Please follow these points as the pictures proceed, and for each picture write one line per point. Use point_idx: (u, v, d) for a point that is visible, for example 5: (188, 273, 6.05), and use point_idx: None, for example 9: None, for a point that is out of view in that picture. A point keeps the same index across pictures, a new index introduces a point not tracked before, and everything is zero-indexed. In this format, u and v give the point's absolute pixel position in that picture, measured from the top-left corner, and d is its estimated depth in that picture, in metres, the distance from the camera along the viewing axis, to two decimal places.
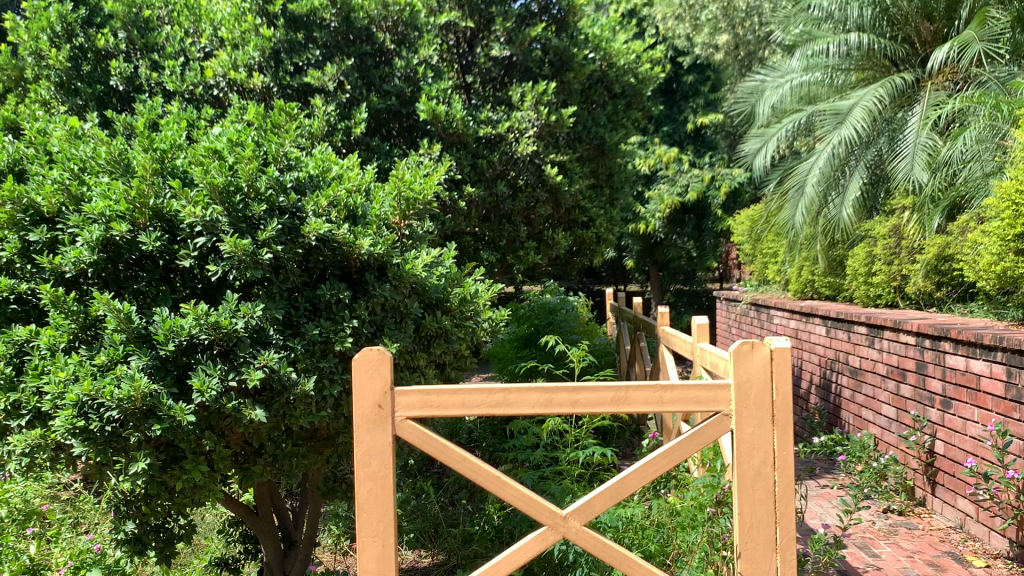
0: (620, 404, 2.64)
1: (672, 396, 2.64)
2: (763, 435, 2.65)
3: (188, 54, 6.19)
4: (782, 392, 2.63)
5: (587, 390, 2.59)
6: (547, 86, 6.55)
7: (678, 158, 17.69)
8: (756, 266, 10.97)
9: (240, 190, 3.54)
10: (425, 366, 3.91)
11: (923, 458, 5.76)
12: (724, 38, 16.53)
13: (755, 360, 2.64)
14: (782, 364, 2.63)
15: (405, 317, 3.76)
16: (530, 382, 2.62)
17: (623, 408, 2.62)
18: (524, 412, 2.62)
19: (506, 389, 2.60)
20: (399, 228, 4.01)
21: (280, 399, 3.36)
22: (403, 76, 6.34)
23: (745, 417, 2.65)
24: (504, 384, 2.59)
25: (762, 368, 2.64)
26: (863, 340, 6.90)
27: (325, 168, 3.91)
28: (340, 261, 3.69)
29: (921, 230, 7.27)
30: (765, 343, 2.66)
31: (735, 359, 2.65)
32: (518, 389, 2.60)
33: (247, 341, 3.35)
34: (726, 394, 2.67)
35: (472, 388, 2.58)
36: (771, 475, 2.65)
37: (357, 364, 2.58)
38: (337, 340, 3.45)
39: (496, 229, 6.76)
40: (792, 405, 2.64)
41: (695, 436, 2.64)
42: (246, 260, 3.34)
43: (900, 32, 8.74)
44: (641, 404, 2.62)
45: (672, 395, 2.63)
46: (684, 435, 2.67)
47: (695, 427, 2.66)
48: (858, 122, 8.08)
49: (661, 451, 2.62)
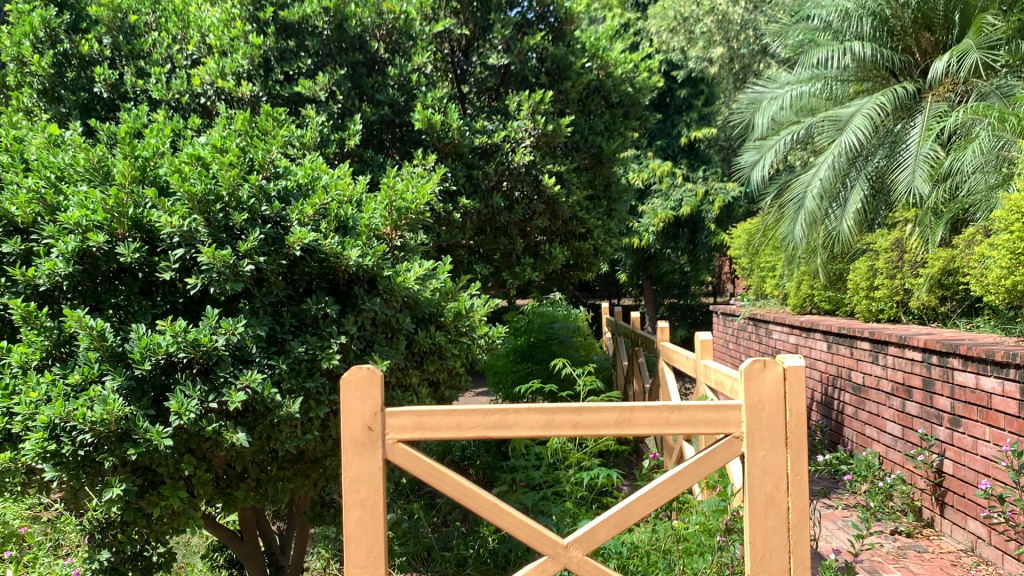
0: (624, 426, 2.46)
1: (680, 417, 2.46)
2: (776, 458, 2.47)
3: (175, 61, 5.94)
4: (798, 414, 2.47)
5: (590, 411, 2.41)
6: (544, 94, 6.39)
7: (672, 171, 17.45)
8: (754, 280, 10.78)
9: (220, 200, 3.37)
10: (418, 384, 3.73)
11: (931, 478, 5.59)
12: (719, 51, 16.49)
13: (768, 379, 2.47)
14: (796, 384, 2.45)
15: (396, 333, 3.58)
16: (528, 401, 2.44)
17: (627, 430, 2.44)
18: (523, 434, 2.44)
19: (503, 410, 2.42)
20: (390, 240, 3.83)
21: (264, 421, 3.18)
22: (397, 84, 6.16)
23: (757, 440, 2.47)
24: (499, 406, 2.41)
25: (776, 390, 2.47)
26: (866, 356, 6.74)
27: (313, 175, 3.72)
28: (327, 273, 3.50)
29: (923, 244, 7.11)
30: (777, 361, 2.48)
31: (746, 378, 2.48)
32: (515, 410, 2.42)
33: (229, 360, 3.17)
34: (736, 416, 2.49)
35: (466, 409, 2.40)
36: (784, 501, 2.47)
37: (345, 384, 2.41)
38: (324, 357, 3.27)
39: (492, 242, 6.58)
40: (808, 426, 2.47)
41: (704, 461, 2.46)
42: (225, 273, 3.17)
43: (900, 43, 8.64)
44: (646, 426, 2.44)
45: (679, 416, 2.45)
46: (690, 458, 2.50)
47: (703, 450, 2.48)
48: (855, 132, 7.91)
49: (668, 475, 2.44)
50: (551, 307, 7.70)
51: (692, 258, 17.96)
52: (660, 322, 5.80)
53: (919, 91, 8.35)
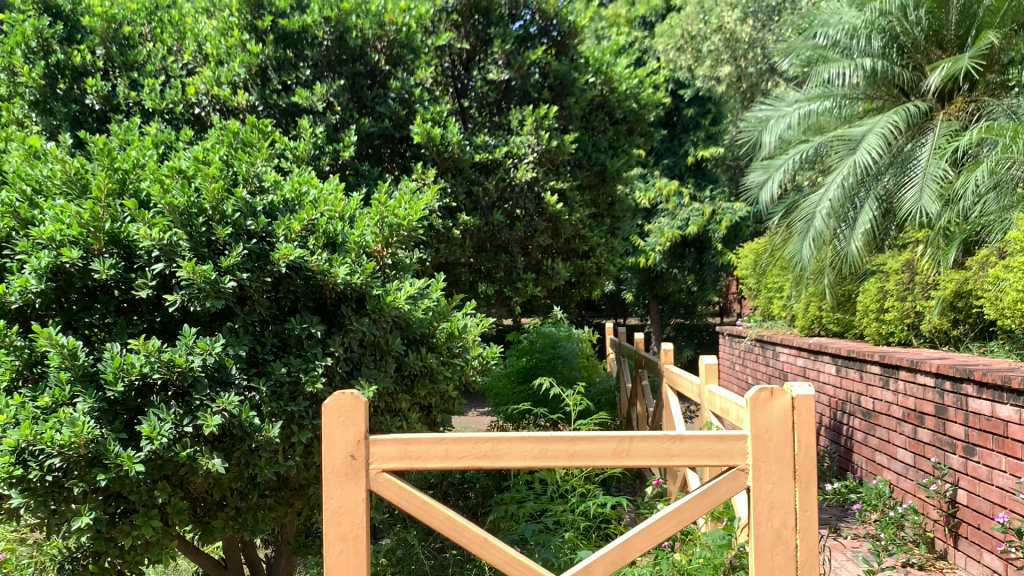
0: (622, 457, 2.30)
1: (682, 447, 2.30)
2: (784, 492, 2.31)
3: (170, 72, 5.81)
4: (806, 447, 2.30)
5: (586, 440, 2.26)
6: (547, 109, 6.24)
7: (678, 191, 17.28)
8: (761, 300, 10.57)
9: (203, 213, 3.20)
10: (408, 409, 3.56)
11: (944, 509, 5.40)
12: (727, 69, 16.34)
13: (775, 409, 2.32)
14: (805, 415, 2.31)
15: (386, 355, 3.41)
16: (521, 430, 2.28)
17: (626, 462, 2.27)
18: (515, 465, 2.27)
19: (495, 438, 2.26)
20: (381, 257, 3.66)
21: (242, 446, 3.03)
22: (398, 97, 6.03)
23: (764, 473, 2.30)
24: (491, 434, 2.26)
25: (783, 421, 2.31)
26: (876, 381, 6.56)
27: (302, 189, 3.55)
28: (314, 291, 3.34)
29: (934, 265, 6.91)
30: (784, 390, 2.33)
31: (751, 407, 2.32)
32: (508, 439, 2.27)
33: (206, 383, 3.01)
34: (742, 447, 2.32)
35: (458, 437, 2.25)
36: (792, 539, 2.31)
37: (328, 410, 2.26)
38: (308, 381, 3.12)
39: (492, 260, 6.42)
40: (818, 459, 2.31)
41: (707, 494, 2.29)
42: (205, 289, 3.00)
43: (910, 61, 8.46)
44: (645, 457, 2.27)
45: (681, 448, 2.29)
46: (694, 491, 2.34)
47: (706, 483, 2.32)
48: (870, 151, 7.78)
49: (670, 509, 2.28)
50: (552, 327, 7.52)
51: (698, 278, 17.78)
52: (664, 344, 5.62)
53: (929, 111, 8.16)
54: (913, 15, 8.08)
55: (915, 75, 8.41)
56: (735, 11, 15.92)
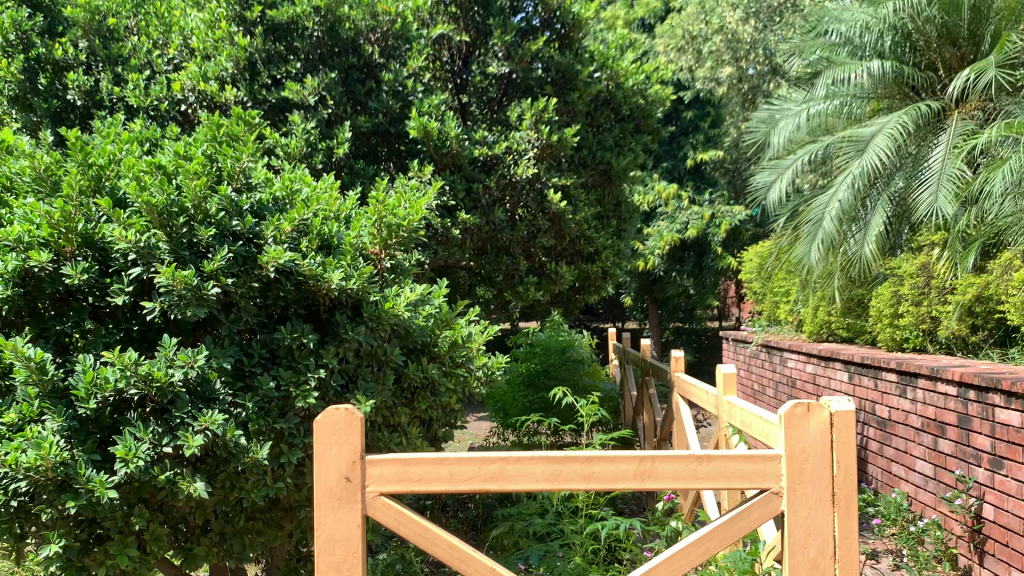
0: (644, 480, 2.09)
1: (709, 469, 2.09)
2: (822, 517, 2.09)
3: (155, 66, 5.56)
4: (847, 468, 2.07)
5: (604, 461, 2.05)
6: (549, 103, 5.96)
7: (678, 194, 17.00)
8: (766, 304, 10.27)
9: (185, 213, 2.92)
10: (407, 424, 3.31)
11: (969, 525, 5.14)
12: (728, 70, 16.03)
13: (811, 427, 2.08)
14: (845, 432, 2.07)
15: (384, 366, 3.15)
16: (534, 450, 2.08)
17: (648, 485, 2.07)
18: (526, 487, 2.07)
19: (505, 459, 2.06)
20: (379, 260, 3.39)
21: (226, 468, 2.78)
22: (391, 90, 5.77)
23: (799, 497, 2.08)
24: (500, 455, 2.06)
25: (822, 442, 2.08)
26: (892, 389, 6.30)
27: (293, 186, 3.28)
28: (306, 298, 3.08)
29: (952, 269, 6.63)
30: (822, 405, 2.10)
31: (785, 424, 2.10)
32: (519, 459, 2.07)
33: (187, 399, 2.76)
34: (775, 468, 2.10)
35: (466, 458, 2.06)
36: (830, 568, 2.09)
37: (319, 429, 2.06)
38: (299, 396, 2.86)
39: (492, 263, 6.18)
40: (858, 482, 2.08)
41: (734, 521, 2.09)
42: (186, 297, 2.74)
43: (923, 59, 7.94)
44: (669, 480, 2.07)
45: (708, 470, 2.07)
46: (722, 516, 2.12)
47: (736, 507, 2.11)
48: (878, 153, 7.35)
49: (695, 537, 2.07)
50: (555, 331, 7.24)
51: (698, 282, 17.51)
52: (674, 351, 5.35)
53: (944, 109, 7.68)
54: (927, 13, 7.52)
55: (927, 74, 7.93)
56: (737, 11, 15.62)
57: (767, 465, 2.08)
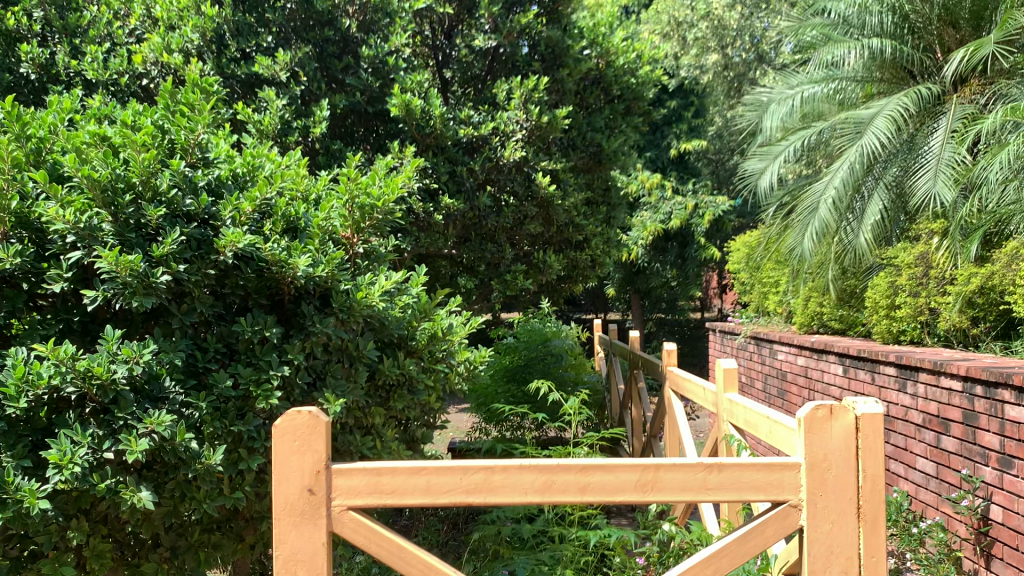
0: (646, 492, 1.82)
1: (720, 480, 1.82)
2: (845, 533, 1.82)
3: (116, 39, 5.25)
4: (874, 479, 1.80)
5: (603, 469, 1.79)
6: (539, 81, 5.65)
7: (661, 184, 16.72)
8: (754, 295, 9.95)
9: (132, 189, 2.59)
10: (382, 425, 3.00)
11: (976, 526, 4.87)
12: (714, 57, 15.70)
13: (834, 431, 1.82)
14: (871, 436, 1.81)
15: (356, 362, 2.84)
16: (521, 457, 1.80)
17: (651, 497, 1.80)
18: (513, 500, 1.79)
19: (490, 468, 1.78)
20: (351, 245, 3.06)
21: (175, 475, 2.48)
22: (370, 67, 5.44)
23: (820, 510, 1.82)
24: (483, 464, 1.78)
25: (845, 449, 1.82)
26: (891, 383, 6.03)
27: (256, 161, 2.95)
28: (269, 287, 2.75)
29: (952, 259, 6.36)
30: (844, 407, 1.83)
31: (805, 429, 1.83)
32: (505, 468, 1.78)
33: (133, 399, 2.45)
34: (793, 479, 1.83)
35: (445, 466, 1.77)
36: None
37: (278, 431, 1.75)
38: (259, 396, 2.55)
39: (475, 250, 5.87)
40: (885, 494, 1.82)
41: (748, 538, 1.81)
42: (132, 284, 2.41)
43: (921, 41, 7.66)
44: (675, 491, 1.80)
45: (719, 480, 1.81)
46: (733, 532, 1.85)
47: (750, 523, 1.84)
48: (877, 136, 7.03)
49: (704, 557, 1.80)
50: (538, 322, 6.89)
51: (680, 273, 17.20)
52: (667, 344, 5.06)
53: (942, 94, 7.39)
54: None
55: (925, 57, 7.63)
56: None
57: (785, 474, 1.81)
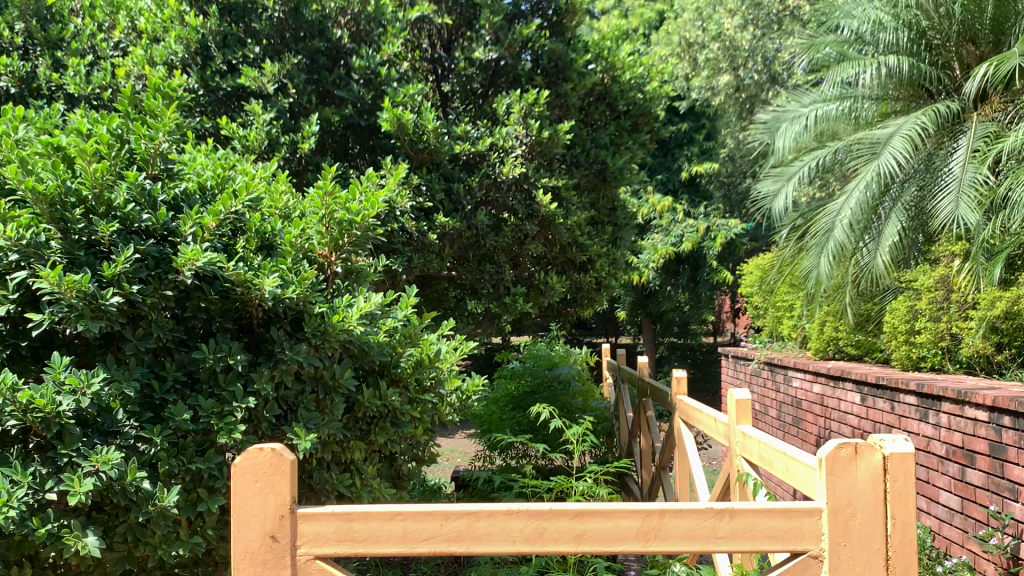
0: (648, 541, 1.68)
1: (729, 528, 1.67)
2: None
3: (99, 51, 5.14)
4: (904, 526, 1.64)
5: (598, 515, 1.66)
6: (540, 94, 5.43)
7: (671, 207, 16.48)
8: (768, 320, 9.65)
9: (83, 203, 2.38)
10: (362, 461, 2.75)
11: (1005, 567, 4.56)
12: (725, 79, 15.30)
13: (860, 474, 1.65)
14: (901, 479, 1.64)
15: (332, 393, 2.60)
16: (510, 502, 1.68)
17: (653, 547, 1.66)
18: (499, 549, 1.67)
19: (475, 513, 1.66)
20: (329, 265, 2.84)
21: (127, 518, 2.22)
22: (362, 79, 5.25)
23: (846, 561, 1.64)
24: (469, 509, 1.67)
25: (874, 493, 1.65)
26: (912, 413, 5.74)
27: (226, 171, 2.73)
28: (236, 309, 2.52)
29: (974, 282, 6.07)
30: (873, 446, 1.66)
31: (828, 471, 1.66)
32: (491, 512, 1.67)
33: (80, 433, 2.19)
34: (815, 526, 1.67)
35: (428, 511, 1.67)
36: None
37: (242, 474, 1.67)
38: (221, 430, 2.31)
39: (475, 271, 5.63)
40: (918, 545, 1.64)
41: None
42: (78, 306, 2.18)
43: (940, 58, 7.30)
44: (679, 540, 1.66)
45: (728, 528, 1.66)
46: None
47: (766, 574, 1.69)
48: (894, 156, 6.72)
49: None
50: (542, 347, 6.62)
51: (692, 296, 16.88)
52: (676, 371, 4.80)
53: (962, 110, 7.06)
54: (943, 7, 6.91)
55: (943, 75, 7.28)
56: (734, 18, 14.95)
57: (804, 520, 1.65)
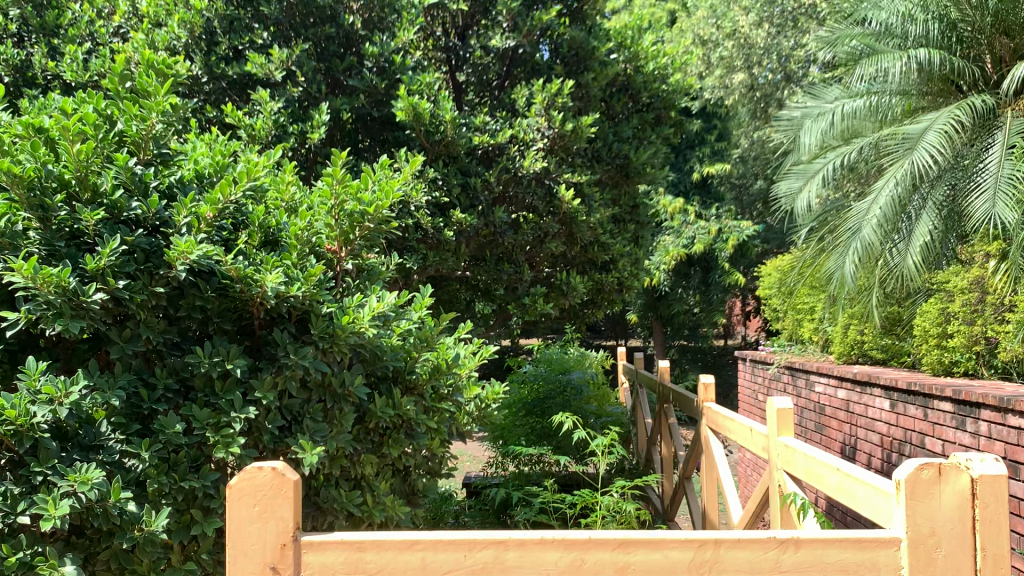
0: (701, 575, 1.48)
1: (794, 561, 1.47)
2: None
3: (98, 39, 4.93)
4: (997, 559, 1.39)
5: (644, 546, 1.46)
6: (561, 84, 5.18)
7: (684, 208, 16.21)
8: (787, 323, 9.31)
9: (65, 189, 2.13)
10: (374, 476, 2.50)
11: None
12: (740, 77, 15.00)
13: (943, 500, 1.42)
14: (992, 506, 1.40)
15: (342, 402, 2.34)
16: (543, 530, 1.49)
17: None
18: None
19: (503, 542, 1.46)
20: (338, 261, 2.58)
21: (110, 543, 1.97)
22: (374, 66, 5.01)
23: None
24: (496, 537, 1.47)
25: (961, 523, 1.41)
26: (946, 420, 5.10)
27: (227, 157, 2.48)
28: (235, 309, 2.28)
29: (1012, 283, 5.60)
30: (958, 467, 1.43)
31: (905, 498, 1.44)
32: (522, 541, 1.47)
33: (56, 448, 1.95)
34: (894, 559, 1.45)
35: (450, 538, 1.47)
36: None
37: (239, 495, 1.46)
38: (217, 444, 2.06)
39: (491, 271, 5.39)
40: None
41: None
42: (56, 304, 1.93)
43: (970, 51, 6.98)
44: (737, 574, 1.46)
45: (793, 561, 1.46)
46: None
47: None
48: (928, 151, 6.42)
49: None
50: (556, 351, 6.37)
51: (704, 299, 16.54)
52: (702, 377, 4.52)
53: (997, 106, 6.75)
54: None
55: (976, 68, 6.93)
56: (749, 14, 14.60)
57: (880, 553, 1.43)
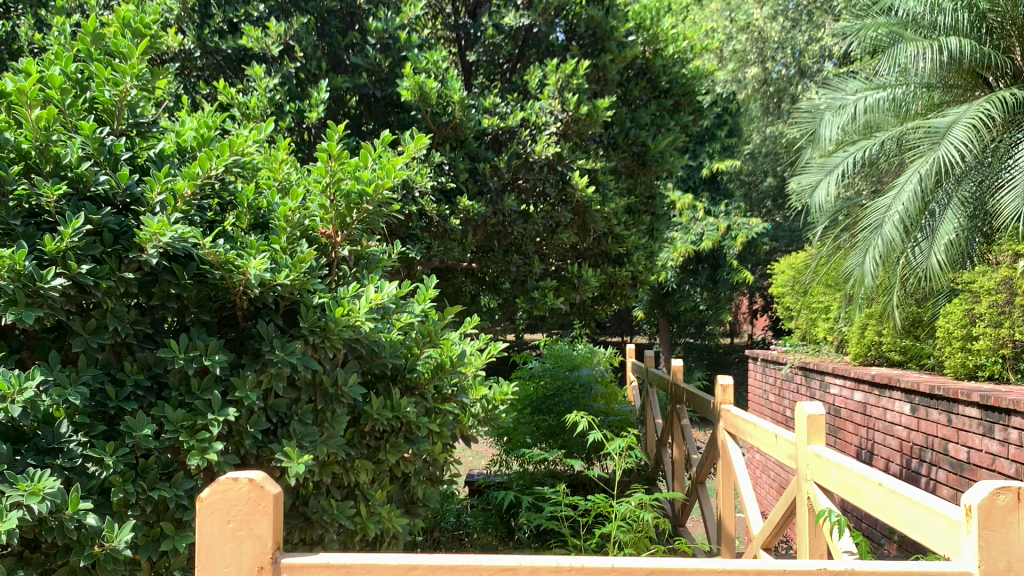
0: None
1: None
2: None
3: (88, 10, 4.71)
4: None
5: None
6: (577, 66, 4.93)
7: (693, 205, 15.67)
8: (801, 322, 9.00)
9: (23, 160, 1.88)
10: (369, 485, 2.26)
11: None
12: (753, 71, 14.72)
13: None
14: None
15: (334, 403, 2.11)
16: (558, 556, 1.25)
17: None
18: None
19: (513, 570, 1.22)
20: (334, 246, 2.34)
21: (67, 561, 1.74)
22: (378, 44, 4.78)
23: None
24: (505, 563, 1.22)
25: None
26: (972, 427, 4.65)
27: (213, 129, 2.25)
28: (215, 297, 2.04)
29: None
30: None
31: (979, 524, 1.23)
32: (534, 569, 1.23)
33: (7, 452, 1.71)
34: None
35: (452, 564, 1.23)
36: None
37: (210, 508, 1.24)
38: (191, 450, 1.83)
39: (498, 261, 5.15)
40: None
41: None
42: (7, 291, 1.70)
43: (1002, 42, 6.68)
44: None
45: None
46: None
47: None
48: (955, 145, 6.07)
49: None
50: (564, 347, 6.12)
51: (712, 297, 16.18)
52: (720, 377, 4.23)
53: None
54: None
55: (1006, 60, 6.61)
56: (764, 7, 14.42)
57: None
